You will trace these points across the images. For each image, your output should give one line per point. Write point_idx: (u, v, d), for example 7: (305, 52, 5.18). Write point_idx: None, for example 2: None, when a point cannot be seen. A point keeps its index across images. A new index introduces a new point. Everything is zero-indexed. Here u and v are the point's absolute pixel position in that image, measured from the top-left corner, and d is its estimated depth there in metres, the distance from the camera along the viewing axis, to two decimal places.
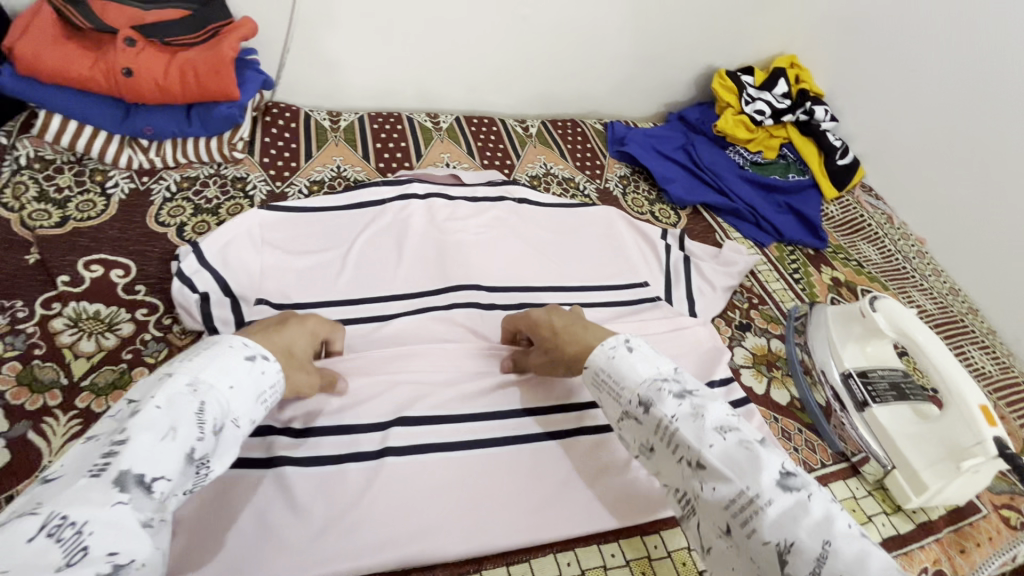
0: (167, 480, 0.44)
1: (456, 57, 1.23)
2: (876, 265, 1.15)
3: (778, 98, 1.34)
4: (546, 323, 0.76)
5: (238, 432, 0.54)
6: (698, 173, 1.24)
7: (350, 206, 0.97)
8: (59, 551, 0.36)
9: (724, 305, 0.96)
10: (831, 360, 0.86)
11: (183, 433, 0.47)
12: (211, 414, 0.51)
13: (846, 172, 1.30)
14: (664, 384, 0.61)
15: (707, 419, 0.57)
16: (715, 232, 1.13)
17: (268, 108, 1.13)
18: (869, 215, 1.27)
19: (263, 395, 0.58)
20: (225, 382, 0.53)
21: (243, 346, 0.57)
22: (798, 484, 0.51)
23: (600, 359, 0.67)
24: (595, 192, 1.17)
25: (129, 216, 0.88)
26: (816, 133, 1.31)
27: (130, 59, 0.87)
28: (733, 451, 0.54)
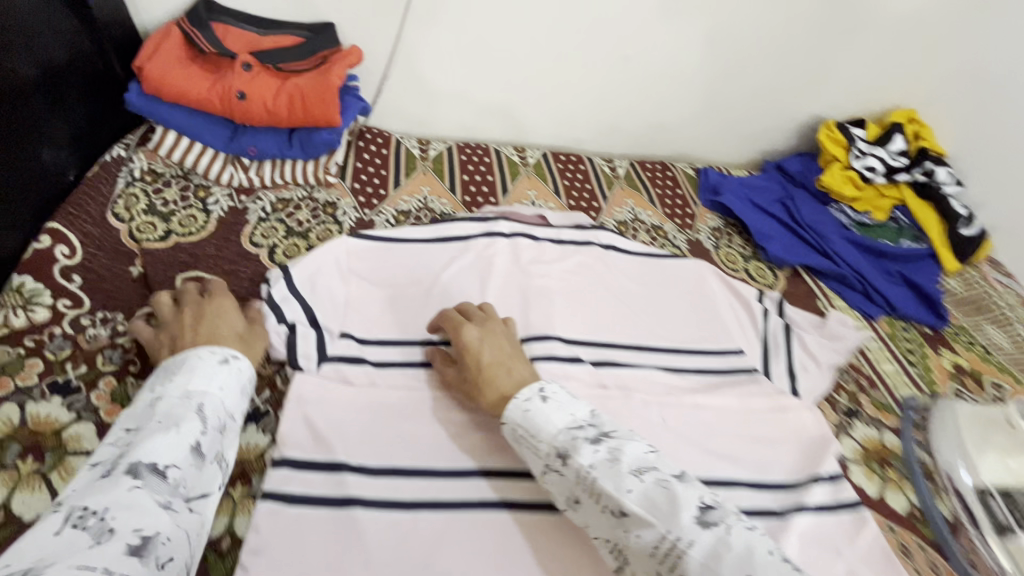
0: (178, 467, 0.51)
1: (550, 93, 1.21)
2: (1008, 354, 1.03)
3: (893, 155, 1.23)
4: (469, 352, 0.71)
5: (238, 423, 0.61)
6: (799, 231, 1.15)
7: (435, 240, 0.95)
8: (87, 534, 0.43)
9: (830, 385, 0.87)
10: (961, 464, 0.79)
11: (185, 429, 0.54)
12: (209, 412, 0.57)
13: (971, 242, 1.16)
14: (579, 432, 0.60)
15: (624, 462, 0.57)
16: (816, 298, 1.04)
17: (361, 132, 1.14)
18: (999, 296, 1.13)
19: (251, 387, 0.64)
20: (214, 386, 0.60)
21: (214, 353, 0.63)
22: (716, 517, 0.53)
23: (515, 415, 0.64)
24: (685, 243, 1.11)
25: (226, 235, 0.89)
26: (936, 198, 1.19)
27: (245, 84, 0.91)
28: (653, 494, 0.54)
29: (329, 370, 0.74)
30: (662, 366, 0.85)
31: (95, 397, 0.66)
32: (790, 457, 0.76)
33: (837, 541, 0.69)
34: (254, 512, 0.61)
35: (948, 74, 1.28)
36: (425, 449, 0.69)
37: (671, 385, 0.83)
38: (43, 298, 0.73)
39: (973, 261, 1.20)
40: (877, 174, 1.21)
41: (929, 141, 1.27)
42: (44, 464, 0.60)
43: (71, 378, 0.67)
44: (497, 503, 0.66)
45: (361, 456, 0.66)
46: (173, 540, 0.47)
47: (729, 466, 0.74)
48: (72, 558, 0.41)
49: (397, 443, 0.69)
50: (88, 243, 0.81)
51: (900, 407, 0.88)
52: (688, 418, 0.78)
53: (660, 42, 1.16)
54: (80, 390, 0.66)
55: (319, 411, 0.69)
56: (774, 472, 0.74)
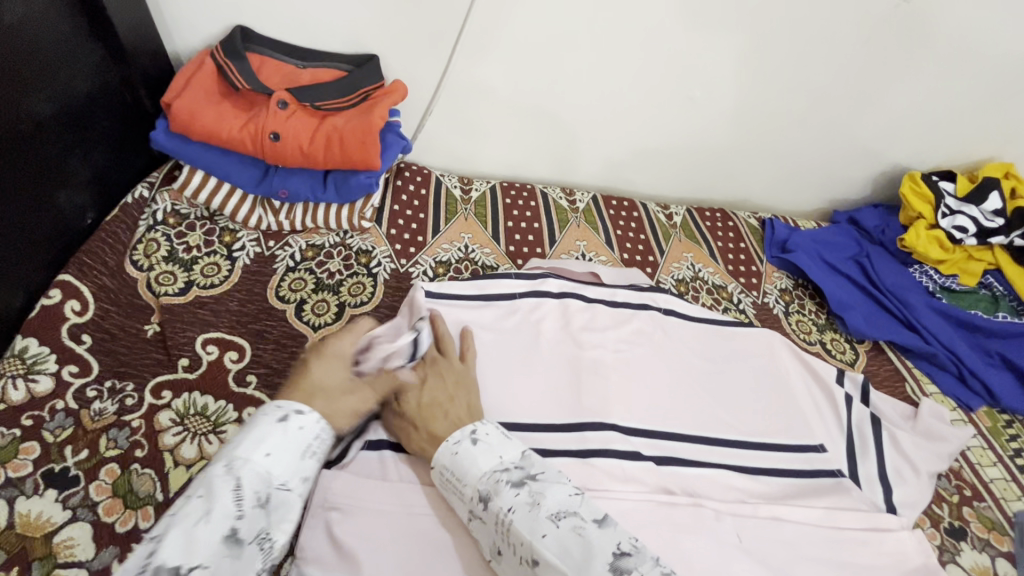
0: (203, 568, 0.42)
1: (604, 133, 1.12)
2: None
3: (987, 215, 1.09)
4: (407, 386, 0.66)
5: (290, 494, 0.50)
6: (881, 298, 1.02)
7: (477, 299, 0.84)
8: None
9: (931, 496, 0.75)
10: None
11: (220, 512, 0.45)
12: (251, 486, 0.48)
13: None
14: (503, 474, 0.56)
15: (544, 507, 0.53)
16: (905, 381, 0.92)
17: (400, 169, 1.05)
18: None
19: (310, 450, 0.54)
20: (261, 452, 0.50)
21: (278, 408, 0.54)
22: (630, 565, 0.49)
23: (444, 458, 0.59)
24: (752, 307, 0.99)
25: (251, 288, 0.81)
26: None
27: (279, 123, 0.83)
28: (568, 541, 0.51)
29: (360, 463, 0.64)
30: (733, 466, 0.74)
31: (94, 491, 0.58)
32: None
33: None
34: None
35: None
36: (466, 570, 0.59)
37: (744, 490, 0.72)
38: (48, 364, 0.66)
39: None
40: (968, 235, 1.08)
41: None
42: None
43: (71, 466, 0.60)
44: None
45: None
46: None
47: None
48: None
49: (430, 562, 0.58)
50: (101, 298, 0.74)
51: (1013, 526, 0.75)
52: (768, 537, 0.67)
53: (731, 82, 1.05)
54: (79, 481, 0.59)
55: (340, 520, 0.59)
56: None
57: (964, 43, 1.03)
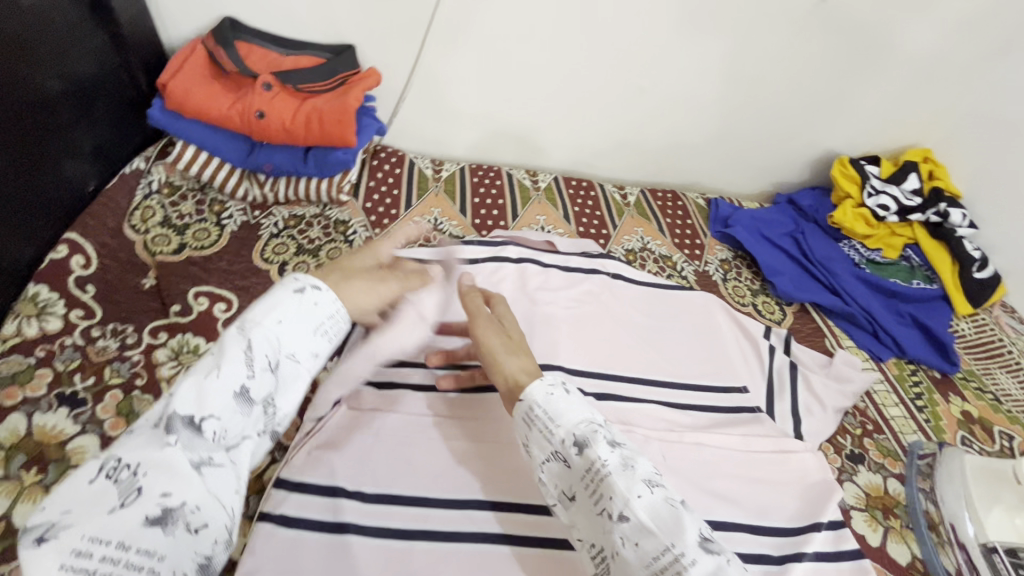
0: (216, 419, 0.47)
1: (564, 119, 1.22)
2: (1019, 403, 1.00)
3: (907, 194, 1.21)
4: (511, 331, 0.72)
5: (299, 366, 0.55)
6: (810, 267, 1.14)
7: (443, 262, 0.95)
8: (115, 490, 0.41)
9: (834, 428, 0.86)
10: (966, 514, 0.76)
11: (232, 372, 0.49)
12: (260, 350, 0.52)
13: (985, 288, 1.15)
14: (599, 429, 0.56)
15: (638, 470, 0.53)
16: (825, 337, 1.04)
17: (376, 150, 1.15)
18: (1010, 340, 1.13)
19: (322, 328, 0.58)
20: (272, 318, 0.54)
21: (291, 282, 0.58)
22: (717, 549, 0.50)
23: (537, 393, 0.59)
24: (693, 274, 1.11)
25: (238, 250, 0.91)
26: (950, 239, 1.19)
27: (264, 103, 0.93)
28: (659, 507, 0.51)
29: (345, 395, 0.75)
30: (664, 401, 0.85)
31: (100, 410, 0.67)
32: (791, 501, 0.75)
33: None
34: (249, 533, 0.63)
35: (970, 115, 1.26)
36: (423, 478, 0.68)
37: (673, 421, 0.83)
38: (58, 307, 0.75)
39: (988, 304, 1.19)
40: (890, 213, 1.19)
41: (943, 181, 1.26)
42: (47, 477, 0.62)
43: (79, 390, 0.69)
44: (488, 537, 0.65)
45: (359, 482, 0.67)
46: (203, 509, 0.44)
47: (728, 508, 0.73)
48: (89, 524, 0.40)
49: (391, 473, 0.68)
50: (103, 254, 0.83)
51: (906, 454, 0.86)
52: (689, 457, 0.77)
53: (677, 74, 1.16)
54: (87, 402, 0.68)
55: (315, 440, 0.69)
56: (773, 516, 0.73)
57: (885, 36, 1.15)
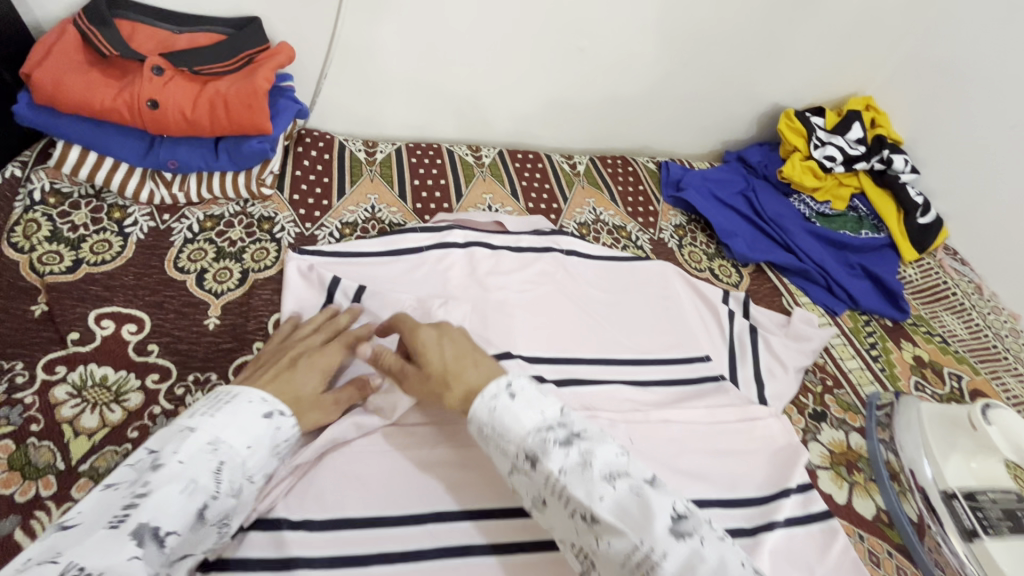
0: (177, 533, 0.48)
1: (503, 87, 1.14)
2: (963, 342, 1.03)
3: (851, 144, 1.21)
4: (427, 348, 0.63)
5: (254, 487, 0.56)
6: (763, 226, 1.13)
7: (384, 254, 0.87)
8: None
9: (796, 388, 0.86)
10: (924, 458, 0.77)
11: (200, 487, 0.50)
12: (226, 472, 0.53)
13: (929, 231, 1.17)
14: (549, 433, 0.54)
15: (596, 467, 0.52)
16: (781, 296, 1.04)
17: (300, 136, 1.05)
18: (954, 283, 1.15)
19: (278, 450, 0.58)
20: (243, 442, 0.55)
21: (262, 403, 0.58)
22: (690, 529, 0.49)
23: (481, 414, 0.56)
24: (649, 243, 1.07)
25: (147, 261, 0.80)
26: (894, 186, 1.20)
27: (156, 90, 0.81)
28: (625, 500, 0.50)
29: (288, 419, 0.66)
30: (626, 380, 0.82)
31: None
32: (759, 470, 0.74)
33: (808, 557, 0.67)
34: None
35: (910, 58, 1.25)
36: (375, 495, 0.63)
37: (637, 400, 0.80)
38: None
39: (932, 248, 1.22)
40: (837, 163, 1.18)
41: (885, 128, 1.28)
42: None
43: None
44: (452, 551, 0.61)
45: (305, 510, 0.61)
46: None
47: (700, 485, 0.71)
48: None
49: (341, 495, 0.62)
50: None
51: (865, 406, 0.87)
52: (656, 436, 0.74)
53: (617, 32, 1.10)
54: None
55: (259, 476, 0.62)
56: (743, 487, 0.72)
57: None
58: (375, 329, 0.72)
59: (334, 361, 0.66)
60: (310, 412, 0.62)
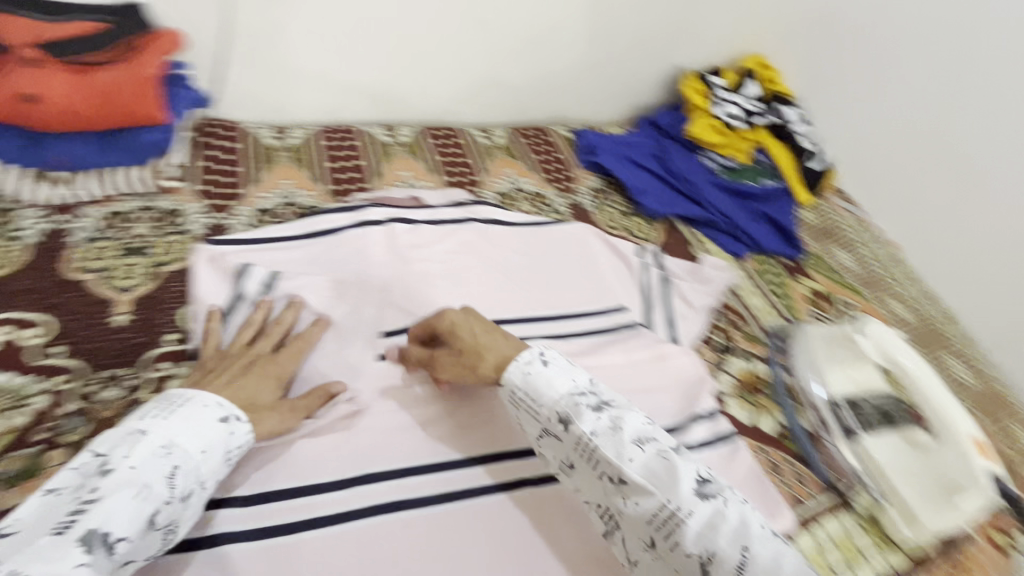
0: (128, 540, 0.48)
1: (412, 65, 1.14)
2: (853, 274, 1.16)
3: (749, 101, 1.32)
4: (461, 332, 0.69)
5: (203, 494, 0.56)
6: (673, 183, 1.19)
7: (302, 237, 0.86)
8: None
9: (704, 326, 0.93)
10: (812, 376, 0.85)
11: (154, 492, 0.51)
12: (181, 476, 0.54)
13: (816, 176, 1.29)
14: (581, 398, 0.62)
15: (625, 432, 0.59)
16: (689, 245, 1.11)
17: (205, 126, 1.02)
18: (844, 221, 1.27)
19: (230, 456, 0.60)
20: (197, 446, 0.56)
21: (217, 408, 0.60)
22: (714, 491, 0.56)
23: (515, 377, 0.64)
24: (567, 207, 1.11)
25: (44, 263, 0.77)
26: (788, 136, 1.31)
27: (30, 82, 0.77)
28: (652, 463, 0.57)
29: None
30: (547, 336, 0.85)
31: None
32: (672, 404, 0.80)
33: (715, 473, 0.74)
34: None
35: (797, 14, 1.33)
36: (302, 467, 0.66)
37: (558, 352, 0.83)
38: None
39: (822, 191, 1.33)
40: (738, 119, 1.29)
41: (778, 86, 1.37)
42: None
43: None
44: (382, 509, 0.65)
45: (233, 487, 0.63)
46: None
47: None
48: None
49: (273, 458, 0.66)
50: None
51: (767, 337, 0.95)
52: None
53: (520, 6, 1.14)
54: None
55: None
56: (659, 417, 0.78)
57: None
58: (319, 329, 0.75)
59: (287, 370, 0.70)
60: (266, 416, 0.64)
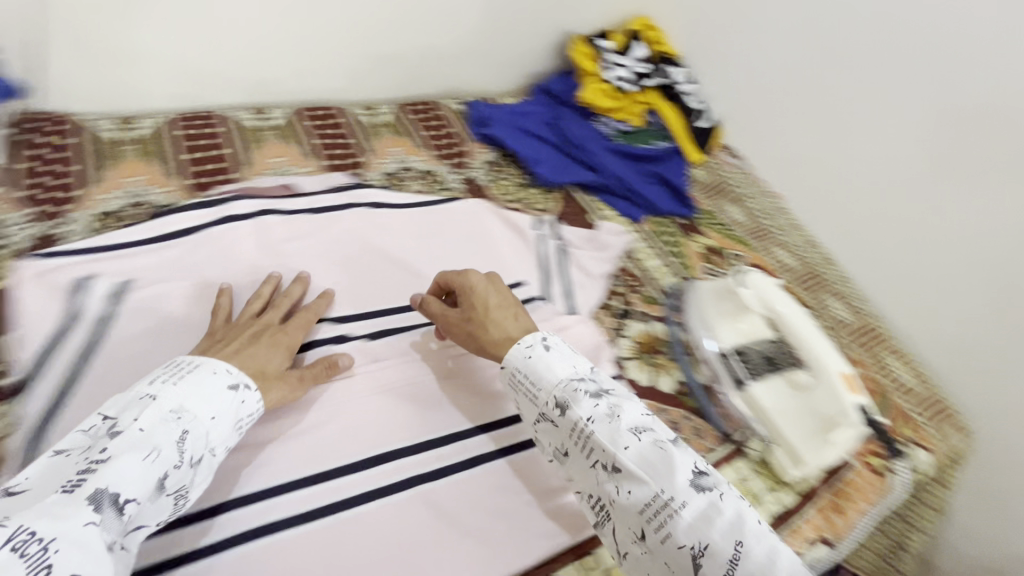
0: (135, 501, 0.54)
1: (376, 57, 1.31)
2: (744, 227, 1.35)
3: (637, 63, 1.47)
4: (475, 299, 0.85)
5: (214, 458, 0.65)
6: (568, 151, 1.30)
7: (309, 210, 1.01)
8: (26, 566, 0.44)
9: (601, 292, 1.07)
10: (705, 334, 1.01)
11: (163, 456, 0.58)
12: (190, 442, 0.62)
13: (703, 134, 1.46)
14: (579, 386, 0.72)
15: (621, 421, 0.68)
16: (586, 213, 1.21)
17: (188, 119, 1.13)
18: (732, 177, 1.50)
19: (240, 422, 0.69)
20: (205, 412, 0.64)
21: (226, 373, 0.69)
22: (710, 484, 0.63)
23: (517, 360, 0.77)
24: (460, 183, 1.20)
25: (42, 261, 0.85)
26: (679, 96, 1.47)
27: None
28: (647, 452, 0.65)
29: None
30: None
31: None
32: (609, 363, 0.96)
33: None
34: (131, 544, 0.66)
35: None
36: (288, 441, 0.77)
37: None
38: None
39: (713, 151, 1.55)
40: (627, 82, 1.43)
41: (664, 46, 1.53)
42: None
43: None
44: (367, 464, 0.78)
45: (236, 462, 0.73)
46: None
47: None
48: None
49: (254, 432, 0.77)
50: None
51: (664, 297, 1.10)
52: None
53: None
54: None
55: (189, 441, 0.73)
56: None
57: None
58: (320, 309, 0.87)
59: (296, 340, 0.82)
60: (274, 387, 0.75)
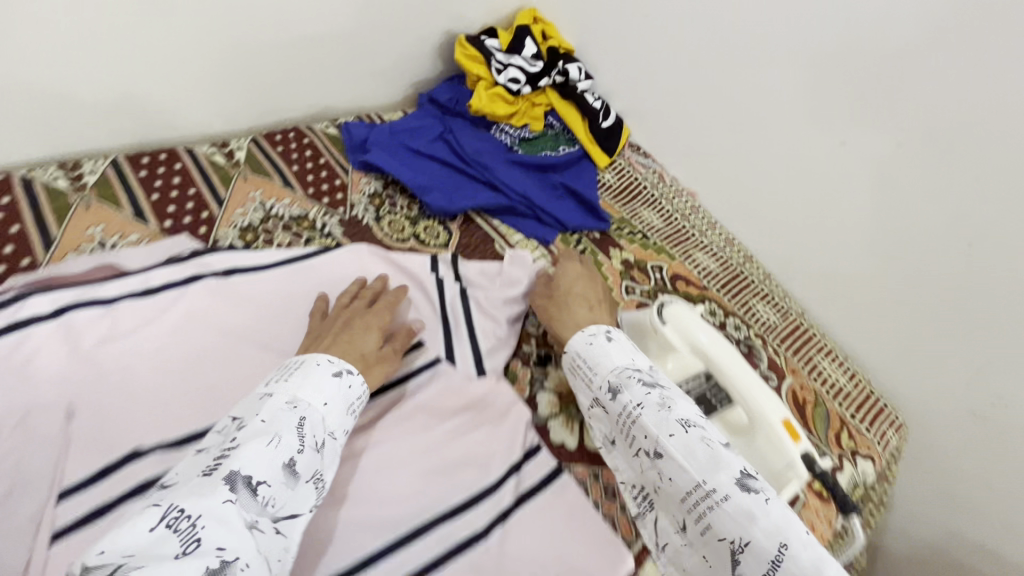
0: (268, 484, 0.60)
1: (322, 90, 1.38)
2: (659, 232, 1.33)
3: (529, 61, 1.41)
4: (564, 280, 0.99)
5: (336, 442, 0.71)
6: (464, 168, 1.27)
7: (282, 262, 0.98)
8: (177, 540, 0.52)
9: None
10: None
11: (283, 441, 0.64)
12: (310, 430, 0.68)
13: (610, 136, 1.42)
14: (632, 373, 0.80)
15: (670, 411, 0.75)
16: (494, 241, 1.19)
17: (138, 158, 1.11)
18: (642, 178, 1.42)
19: (353, 406, 0.76)
20: (319, 399, 0.71)
21: (330, 363, 0.77)
22: (757, 485, 0.68)
23: (579, 345, 0.86)
24: (340, 227, 1.13)
25: None
26: (575, 97, 1.44)
27: None
28: (693, 444, 0.71)
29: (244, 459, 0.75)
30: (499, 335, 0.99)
31: None
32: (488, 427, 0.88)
33: None
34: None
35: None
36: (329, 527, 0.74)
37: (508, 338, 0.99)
38: None
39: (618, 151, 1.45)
40: (521, 83, 1.39)
41: (555, 39, 1.51)
42: None
43: None
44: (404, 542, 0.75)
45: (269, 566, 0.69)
46: (252, 567, 0.55)
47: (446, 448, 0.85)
48: (159, 564, 0.50)
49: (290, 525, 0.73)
50: None
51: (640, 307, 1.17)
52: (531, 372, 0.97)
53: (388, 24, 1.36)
54: None
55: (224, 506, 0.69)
56: (495, 468, 0.83)
57: None
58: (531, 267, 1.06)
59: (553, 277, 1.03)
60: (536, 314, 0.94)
